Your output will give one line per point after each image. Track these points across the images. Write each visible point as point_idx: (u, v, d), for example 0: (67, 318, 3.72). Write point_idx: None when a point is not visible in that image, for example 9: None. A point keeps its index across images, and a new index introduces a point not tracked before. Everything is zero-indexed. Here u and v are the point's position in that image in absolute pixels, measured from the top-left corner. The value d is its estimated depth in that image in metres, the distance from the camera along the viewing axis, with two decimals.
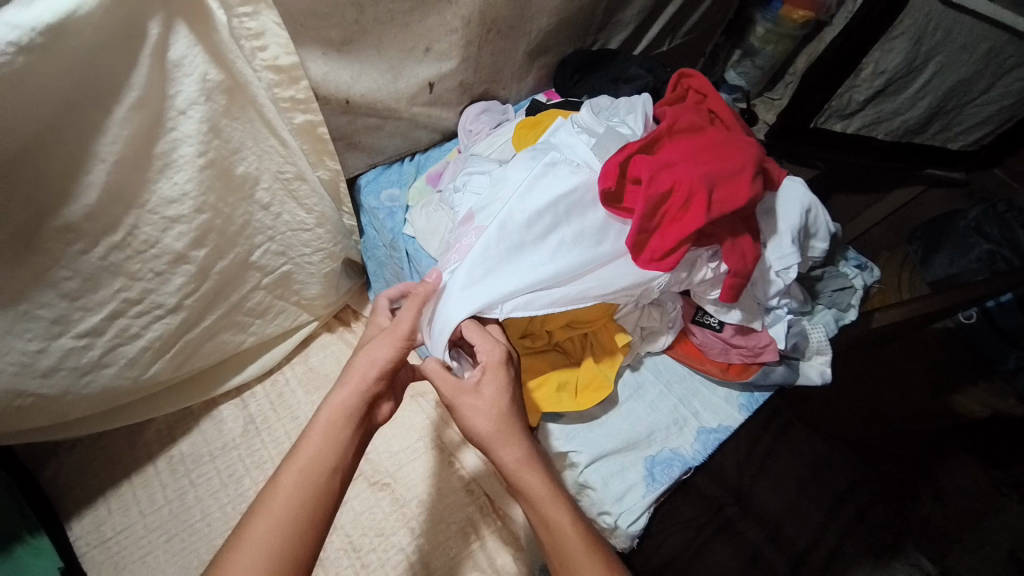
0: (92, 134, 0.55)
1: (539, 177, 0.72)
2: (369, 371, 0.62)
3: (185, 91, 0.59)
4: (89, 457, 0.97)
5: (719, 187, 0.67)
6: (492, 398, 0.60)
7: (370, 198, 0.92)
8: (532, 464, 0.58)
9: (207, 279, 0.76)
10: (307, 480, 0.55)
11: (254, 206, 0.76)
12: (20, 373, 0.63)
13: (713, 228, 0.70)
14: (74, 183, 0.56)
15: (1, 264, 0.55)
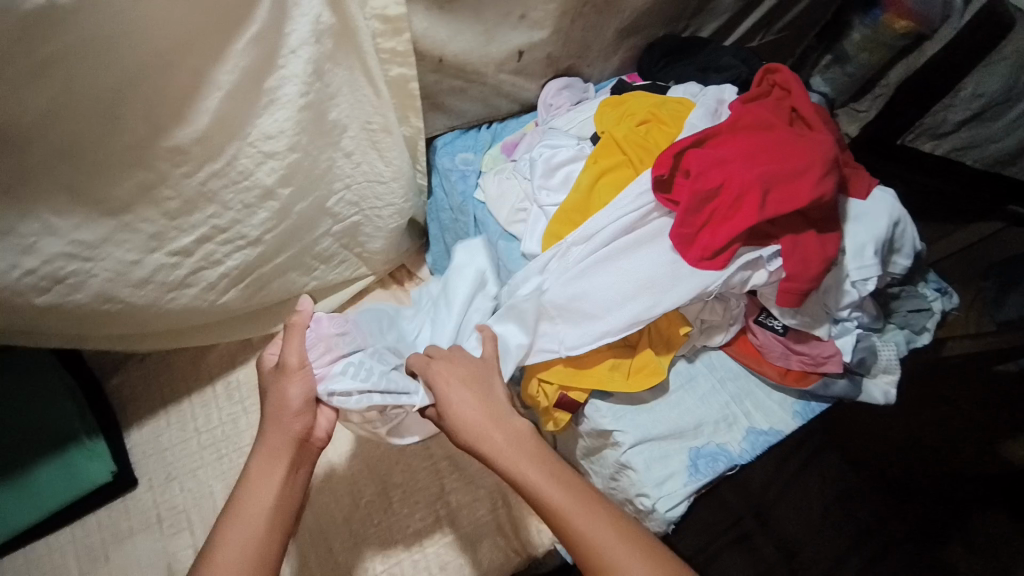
0: (212, 61, 0.59)
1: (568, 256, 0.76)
2: (288, 425, 0.66)
3: (299, 31, 0.62)
4: (154, 372, 1.03)
5: (776, 188, 0.66)
6: (468, 398, 0.65)
7: (445, 160, 0.93)
8: (519, 446, 0.63)
9: (287, 218, 0.79)
10: (244, 532, 0.60)
11: (338, 153, 0.78)
12: (116, 281, 0.68)
13: (772, 227, 0.69)
14: (190, 106, 0.60)
15: (113, 173, 0.60)
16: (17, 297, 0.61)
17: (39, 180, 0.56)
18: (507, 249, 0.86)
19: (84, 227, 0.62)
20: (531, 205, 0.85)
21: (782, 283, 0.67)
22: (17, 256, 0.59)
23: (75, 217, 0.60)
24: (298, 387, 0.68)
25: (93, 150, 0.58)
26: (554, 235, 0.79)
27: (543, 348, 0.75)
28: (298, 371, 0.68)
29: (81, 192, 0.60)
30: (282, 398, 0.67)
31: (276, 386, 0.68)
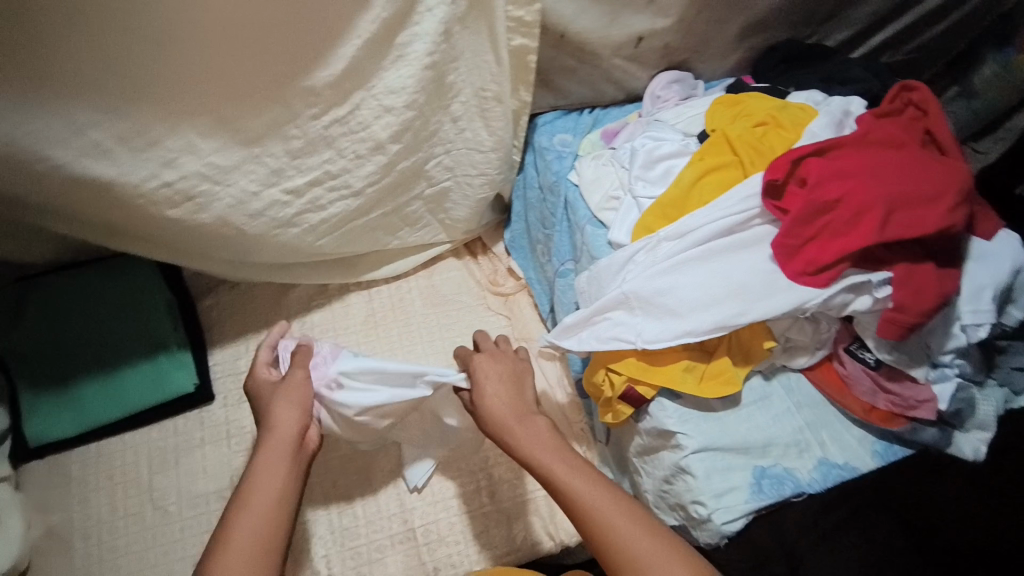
0: (358, 10, 0.62)
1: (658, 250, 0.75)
2: (289, 432, 0.69)
3: None
4: (239, 301, 1.11)
5: (899, 211, 0.63)
6: (501, 391, 0.73)
7: (543, 139, 0.93)
8: (543, 440, 0.68)
9: (389, 173, 0.83)
10: (254, 526, 0.60)
11: (446, 116, 0.80)
12: (235, 208, 0.73)
13: (884, 252, 0.67)
14: (330, 51, 0.64)
15: (253, 103, 0.65)
16: (156, 207, 0.68)
17: (191, 101, 0.62)
18: (593, 235, 0.84)
19: (221, 152, 0.68)
20: (624, 194, 0.83)
21: (886, 313, 0.65)
22: (161, 168, 0.65)
23: (215, 141, 0.66)
24: (296, 402, 0.72)
25: (240, 80, 0.63)
26: (645, 227, 0.78)
27: (619, 337, 0.74)
28: (303, 379, 0.74)
29: (223, 119, 0.65)
30: (286, 411, 0.70)
31: (280, 399, 0.72)
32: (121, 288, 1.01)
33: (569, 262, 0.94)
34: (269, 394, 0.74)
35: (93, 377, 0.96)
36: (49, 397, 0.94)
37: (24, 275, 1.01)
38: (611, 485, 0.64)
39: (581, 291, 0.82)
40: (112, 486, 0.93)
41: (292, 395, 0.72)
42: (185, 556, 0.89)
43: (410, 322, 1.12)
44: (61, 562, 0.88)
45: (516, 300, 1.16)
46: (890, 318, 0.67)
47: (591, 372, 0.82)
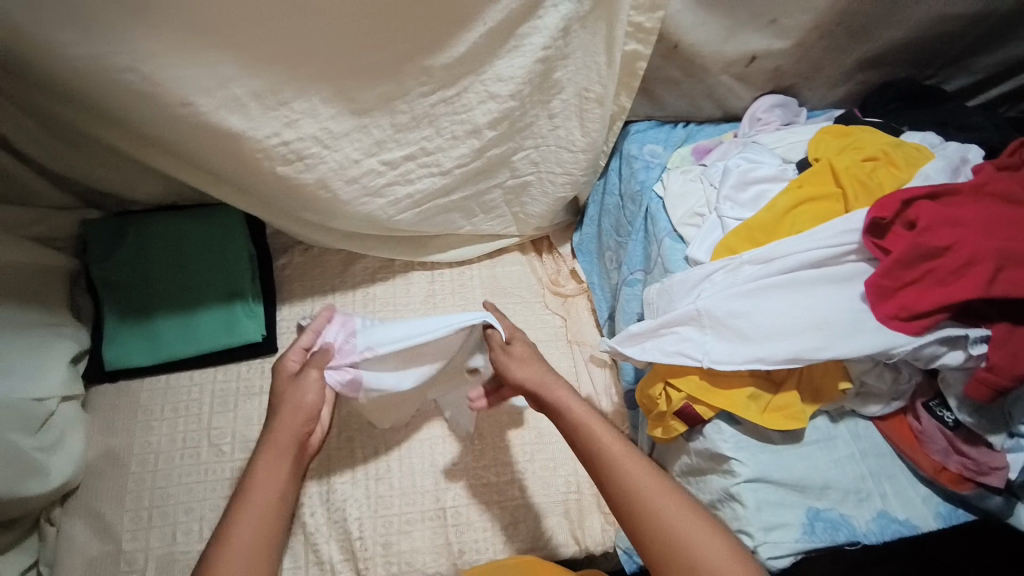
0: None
1: (736, 276, 0.74)
2: (289, 439, 0.71)
3: None
4: (310, 264, 1.15)
5: (1010, 269, 0.62)
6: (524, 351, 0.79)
7: (632, 147, 0.93)
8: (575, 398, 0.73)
9: (479, 159, 0.85)
10: (249, 535, 0.64)
11: (544, 111, 0.82)
12: (336, 172, 0.78)
13: (986, 309, 0.65)
14: (455, 35, 0.68)
15: (376, 74, 0.69)
16: (269, 161, 0.73)
17: (322, 66, 0.67)
18: (671, 249, 0.84)
19: (336, 118, 0.72)
20: (709, 212, 0.82)
21: (980, 372, 0.63)
22: (282, 126, 0.71)
23: (333, 108, 0.71)
24: (299, 410, 0.73)
25: (368, 52, 0.67)
26: (727, 247, 0.77)
27: (685, 353, 0.73)
28: (315, 380, 0.75)
29: (343, 87, 0.69)
30: (288, 418, 0.72)
31: (280, 406, 0.73)
32: (209, 234, 1.06)
33: (639, 272, 0.93)
34: (276, 395, 0.75)
35: (173, 313, 1.02)
36: (130, 325, 1.00)
37: (125, 210, 1.08)
38: (644, 454, 0.69)
39: (649, 302, 0.81)
40: (173, 418, 0.99)
41: (293, 400, 0.73)
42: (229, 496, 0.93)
43: (467, 308, 1.14)
44: (116, 483, 0.93)
45: (574, 302, 1.17)
46: (981, 378, 0.64)
47: (646, 384, 0.80)
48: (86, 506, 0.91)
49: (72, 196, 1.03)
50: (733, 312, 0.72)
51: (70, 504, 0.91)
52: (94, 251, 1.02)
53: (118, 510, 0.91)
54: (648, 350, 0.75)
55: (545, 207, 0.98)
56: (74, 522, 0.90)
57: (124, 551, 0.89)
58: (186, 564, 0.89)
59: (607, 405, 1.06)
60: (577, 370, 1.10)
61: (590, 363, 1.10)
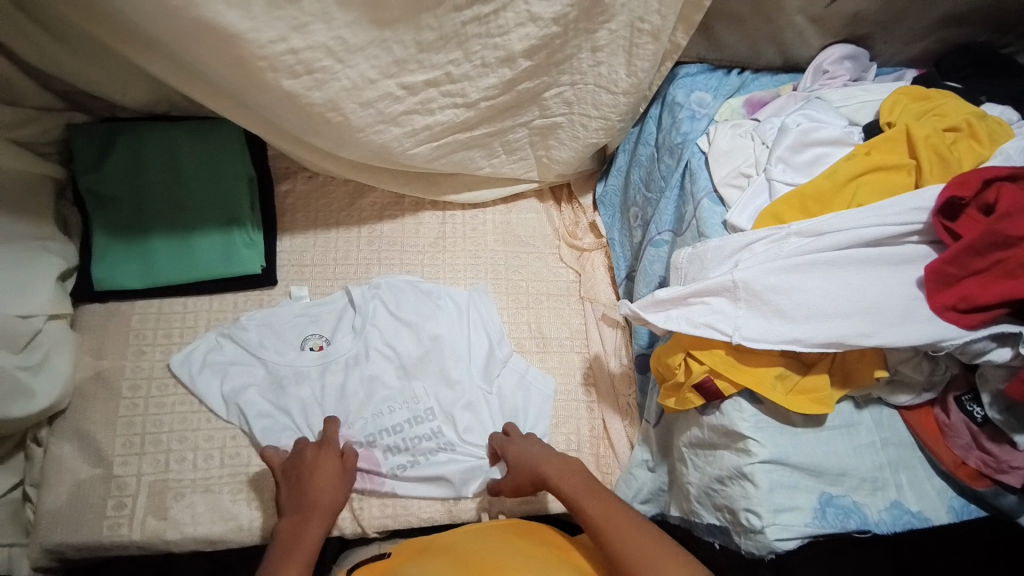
0: None
1: (777, 252, 0.68)
2: (312, 549, 0.74)
3: None
4: (316, 192, 1.08)
5: None
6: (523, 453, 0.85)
7: (679, 93, 0.85)
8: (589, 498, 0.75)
9: (509, 92, 0.77)
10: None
11: (587, 43, 0.74)
12: (348, 93, 0.69)
13: None
14: None
15: None
16: (276, 74, 0.64)
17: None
18: (708, 211, 0.77)
19: (353, 27, 0.63)
20: (757, 173, 0.75)
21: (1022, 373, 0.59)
22: (290, 31, 0.61)
23: (350, 14, 0.62)
24: (323, 520, 0.77)
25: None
26: (774, 214, 0.71)
27: (713, 326, 0.68)
28: (331, 472, 0.82)
29: None
30: (311, 528, 0.75)
31: (318, 505, 0.78)
32: (207, 153, 0.98)
33: (667, 233, 0.87)
34: (315, 496, 0.79)
35: (166, 235, 0.95)
36: (121, 243, 0.94)
37: (115, 116, 0.99)
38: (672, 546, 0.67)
39: (677, 266, 0.75)
40: (167, 344, 0.94)
41: (321, 520, 0.77)
42: (225, 428, 0.91)
43: (478, 254, 1.09)
44: (107, 407, 0.90)
45: (590, 257, 1.11)
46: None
47: (664, 353, 0.76)
48: (75, 427, 0.88)
49: (57, 96, 0.94)
50: (773, 287, 0.67)
51: (57, 426, 0.88)
52: (82, 160, 0.94)
53: (109, 435, 0.89)
54: (672, 318, 0.70)
55: (574, 153, 0.90)
56: (62, 444, 0.87)
57: (115, 475, 0.87)
58: (179, 491, 0.87)
59: (614, 365, 1.03)
60: (586, 327, 1.06)
61: (600, 322, 1.06)
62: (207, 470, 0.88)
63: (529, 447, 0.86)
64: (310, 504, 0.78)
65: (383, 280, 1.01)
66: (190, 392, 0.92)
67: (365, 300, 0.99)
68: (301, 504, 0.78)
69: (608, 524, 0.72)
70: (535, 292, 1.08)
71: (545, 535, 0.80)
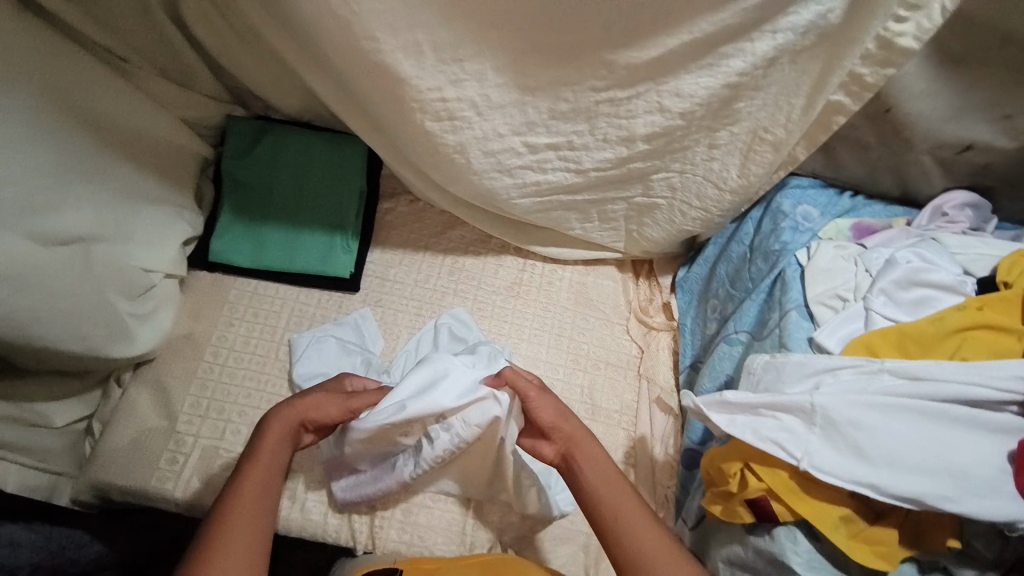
0: (710, 8, 0.60)
1: (860, 387, 0.67)
2: (278, 449, 0.73)
3: (797, 18, 0.61)
4: (414, 215, 1.16)
5: None
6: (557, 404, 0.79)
7: (785, 203, 0.84)
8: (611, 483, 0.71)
9: (619, 168, 0.80)
10: (248, 512, 0.65)
11: (707, 140, 0.76)
12: (477, 141, 0.75)
13: None
14: (653, 37, 0.63)
15: (558, 56, 0.66)
16: (422, 114, 0.71)
17: (511, 39, 0.64)
18: (795, 324, 0.76)
19: (499, 88, 0.69)
20: (855, 299, 0.74)
21: None
22: (446, 83, 0.68)
23: (500, 77, 0.68)
24: (282, 444, 0.74)
25: (560, 34, 0.63)
26: (867, 345, 0.70)
27: (781, 445, 0.66)
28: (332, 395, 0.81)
29: (519, 60, 0.66)
30: (290, 417, 0.76)
31: (294, 411, 0.77)
32: (332, 161, 1.08)
33: (744, 334, 0.85)
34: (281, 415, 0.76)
35: (280, 225, 1.05)
36: (240, 226, 1.04)
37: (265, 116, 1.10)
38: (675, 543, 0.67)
39: (749, 371, 0.75)
40: (253, 322, 1.02)
41: (285, 429, 0.75)
42: None
43: (548, 307, 1.12)
44: (187, 365, 0.98)
45: (657, 336, 1.11)
46: None
47: (720, 457, 0.73)
48: (154, 377, 0.97)
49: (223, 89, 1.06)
50: (852, 422, 0.65)
51: (140, 373, 0.97)
52: (229, 146, 1.06)
53: (182, 391, 0.96)
54: (733, 425, 0.69)
55: (664, 234, 0.93)
56: (140, 390, 0.96)
57: (177, 430, 0.94)
58: (227, 461, 0.92)
59: (660, 451, 1.01)
60: (638, 406, 1.05)
61: (653, 403, 1.05)
62: None
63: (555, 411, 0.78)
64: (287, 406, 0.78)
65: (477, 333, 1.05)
66: (259, 371, 0.99)
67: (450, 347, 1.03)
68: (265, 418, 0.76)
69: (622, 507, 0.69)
70: (594, 356, 1.08)
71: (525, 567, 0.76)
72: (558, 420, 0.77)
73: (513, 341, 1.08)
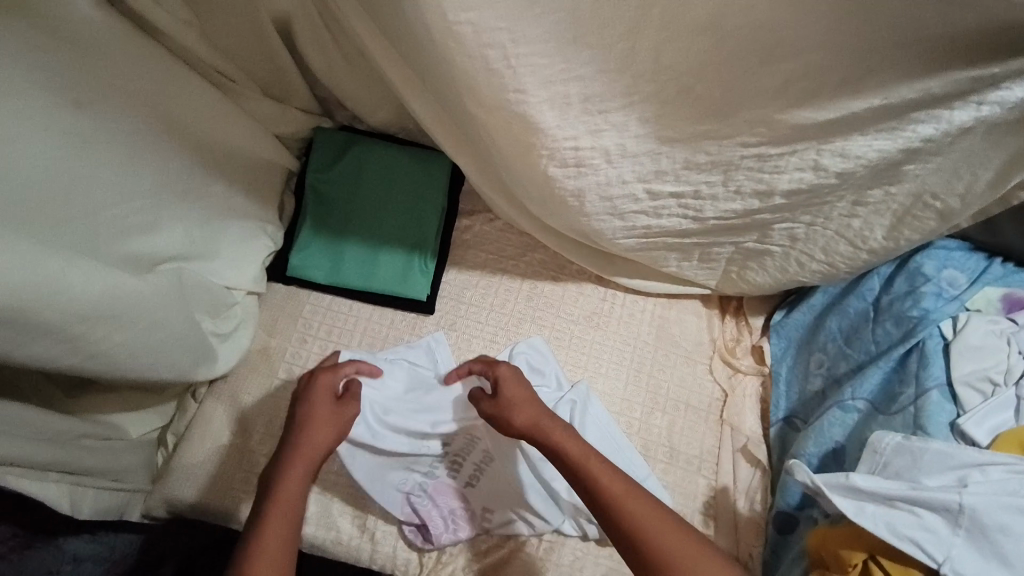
0: (909, 74, 0.53)
1: (1011, 487, 0.59)
2: (294, 502, 0.71)
3: (1013, 92, 0.51)
4: (491, 234, 1.10)
5: None
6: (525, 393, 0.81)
7: (926, 264, 0.77)
8: (633, 493, 0.71)
9: (743, 218, 0.74)
10: (280, 552, 0.66)
11: (853, 199, 0.69)
12: (598, 187, 0.70)
13: None
14: (833, 98, 0.56)
15: (714, 111, 0.60)
16: (548, 162, 0.66)
17: (665, 91, 0.59)
18: (936, 406, 0.69)
19: (639, 139, 0.64)
20: (1006, 383, 0.68)
21: None
22: (585, 133, 0.63)
23: (646, 129, 0.63)
24: (303, 467, 0.74)
25: (724, 86, 0.58)
26: (1021, 439, 0.63)
27: (921, 546, 0.60)
28: (341, 421, 0.79)
29: (665, 113, 0.61)
30: (300, 459, 0.74)
31: (301, 451, 0.75)
32: (417, 178, 1.04)
33: (862, 401, 0.77)
34: (299, 438, 0.76)
35: (360, 242, 1.02)
36: (320, 241, 1.01)
37: (350, 125, 1.06)
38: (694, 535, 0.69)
39: (876, 450, 0.67)
40: (327, 340, 0.99)
41: (299, 469, 0.73)
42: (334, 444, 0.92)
43: (628, 341, 1.06)
44: (262, 383, 0.96)
45: (743, 381, 1.04)
46: None
47: (837, 542, 0.66)
48: (230, 392, 0.95)
49: None
50: (1004, 529, 0.58)
51: (215, 388, 0.96)
52: (316, 157, 1.02)
53: (257, 409, 0.94)
54: (858, 514, 0.62)
55: (771, 280, 0.85)
56: (216, 405, 0.94)
57: (251, 449, 0.92)
58: None
59: (742, 506, 0.95)
60: (720, 455, 0.99)
61: (737, 453, 0.99)
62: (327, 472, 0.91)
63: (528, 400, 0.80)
64: (295, 445, 0.75)
65: (554, 371, 1.00)
66: None
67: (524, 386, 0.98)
68: (277, 460, 0.74)
69: (626, 498, 0.70)
70: (674, 398, 1.03)
71: None
72: (513, 419, 0.79)
73: (589, 375, 1.03)
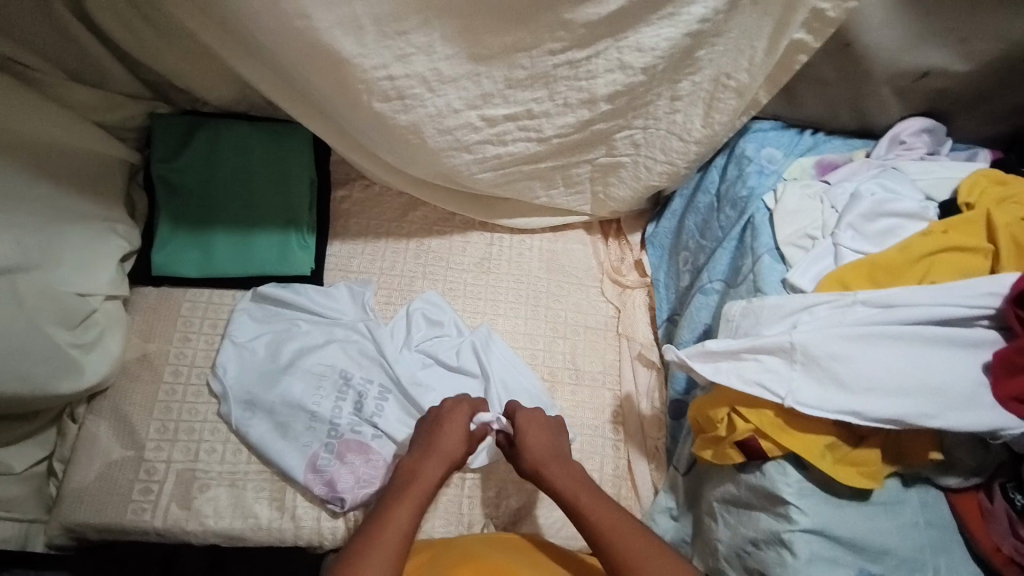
0: None
1: (835, 321, 0.68)
2: (424, 493, 0.71)
3: None
4: (369, 200, 1.09)
5: None
6: (555, 440, 0.80)
7: (748, 147, 0.86)
8: (600, 498, 0.73)
9: (583, 131, 0.80)
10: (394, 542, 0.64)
11: (669, 91, 0.77)
12: (431, 119, 0.74)
13: None
14: None
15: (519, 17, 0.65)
16: (369, 95, 0.70)
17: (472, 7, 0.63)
18: (768, 268, 0.77)
19: (451, 60, 0.69)
20: (823, 236, 0.76)
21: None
22: (392, 59, 0.67)
23: (451, 48, 0.67)
24: (442, 466, 0.75)
25: None
26: (840, 279, 0.71)
27: (766, 386, 0.67)
28: (463, 434, 0.79)
29: (471, 29, 0.66)
30: (431, 462, 0.75)
31: (438, 449, 0.76)
32: (277, 153, 1.01)
33: (719, 282, 0.85)
34: (440, 443, 0.77)
35: (228, 228, 0.98)
36: (185, 233, 0.97)
37: (194, 110, 1.02)
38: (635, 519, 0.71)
39: (728, 319, 0.75)
40: (212, 334, 0.96)
41: (438, 464, 0.75)
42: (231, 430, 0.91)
43: (521, 278, 1.09)
44: (149, 389, 0.91)
45: (632, 294, 1.10)
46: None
47: (706, 406, 0.74)
48: (112, 407, 0.90)
49: (143, 85, 0.97)
50: (833, 355, 0.66)
51: (95, 405, 0.90)
52: (159, 149, 0.97)
53: (146, 417, 0.90)
54: (713, 374, 0.69)
55: (631, 192, 0.89)
56: (98, 422, 0.89)
57: (146, 458, 0.87)
58: (205, 482, 0.87)
59: (646, 406, 1.02)
60: (621, 366, 1.05)
61: (637, 360, 1.05)
62: (235, 463, 0.89)
63: (547, 433, 0.81)
64: (433, 442, 0.77)
65: (452, 320, 1.01)
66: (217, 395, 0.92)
67: (424, 337, 0.99)
68: (413, 457, 0.76)
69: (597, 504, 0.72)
70: (573, 322, 1.08)
71: (534, 554, 0.78)
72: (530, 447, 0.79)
73: (489, 317, 1.05)
